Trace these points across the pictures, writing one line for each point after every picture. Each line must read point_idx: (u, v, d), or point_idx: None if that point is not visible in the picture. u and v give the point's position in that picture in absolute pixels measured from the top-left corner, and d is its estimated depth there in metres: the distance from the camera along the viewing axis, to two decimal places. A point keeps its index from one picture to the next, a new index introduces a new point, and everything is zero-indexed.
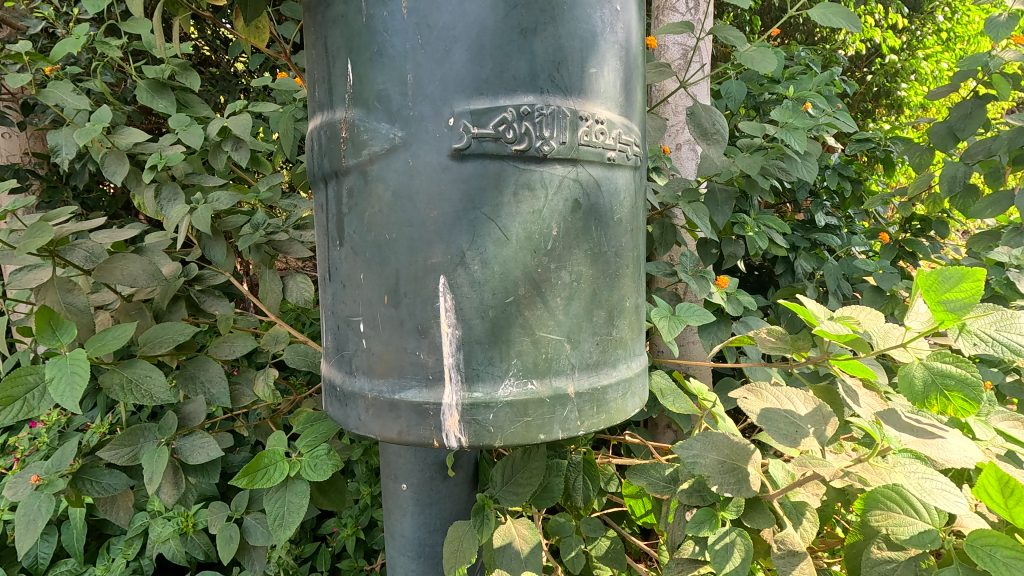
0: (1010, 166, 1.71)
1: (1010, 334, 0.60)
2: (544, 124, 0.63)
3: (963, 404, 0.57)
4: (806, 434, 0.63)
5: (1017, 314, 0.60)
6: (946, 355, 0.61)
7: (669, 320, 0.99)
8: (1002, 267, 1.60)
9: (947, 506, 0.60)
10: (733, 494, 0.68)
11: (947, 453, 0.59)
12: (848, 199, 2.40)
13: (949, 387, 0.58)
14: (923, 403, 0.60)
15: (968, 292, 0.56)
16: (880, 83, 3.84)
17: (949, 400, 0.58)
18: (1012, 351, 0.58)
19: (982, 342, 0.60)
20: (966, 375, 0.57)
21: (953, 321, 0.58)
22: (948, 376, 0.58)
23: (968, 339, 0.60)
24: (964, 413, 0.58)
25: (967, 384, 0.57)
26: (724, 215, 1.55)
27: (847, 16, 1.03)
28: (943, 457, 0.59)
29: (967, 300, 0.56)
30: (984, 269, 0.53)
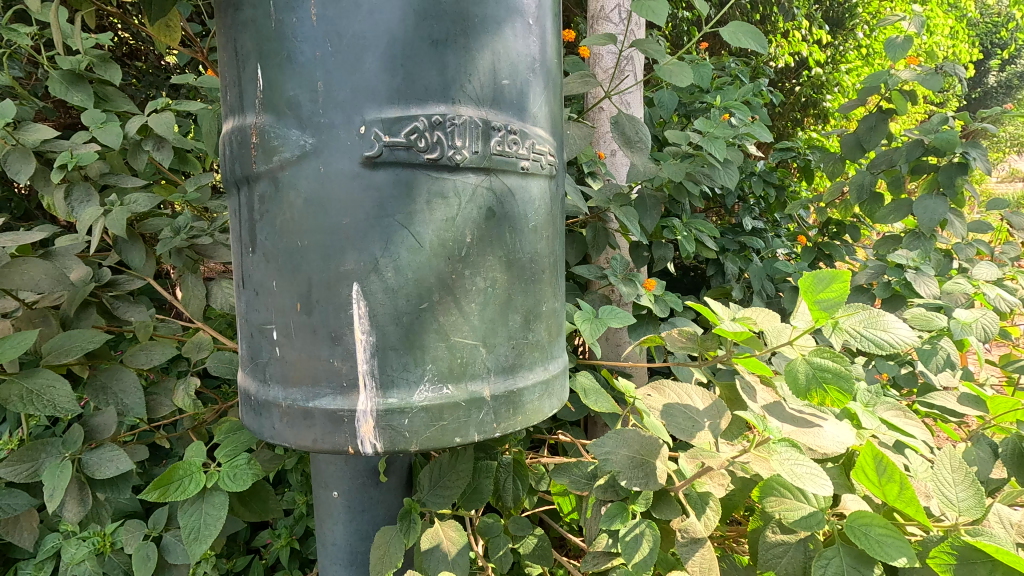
0: (909, 175, 1.86)
1: (876, 330, 0.65)
2: (456, 134, 0.64)
3: (839, 395, 0.63)
4: (701, 427, 0.68)
5: (881, 312, 0.66)
6: (824, 350, 0.66)
7: (591, 323, 1.02)
8: (902, 269, 1.75)
9: (816, 490, 0.60)
10: (641, 487, 0.71)
11: (822, 439, 0.66)
12: (774, 204, 2.54)
13: (827, 380, 0.63)
14: (805, 396, 0.65)
15: (838, 292, 0.62)
16: (807, 94, 4.08)
17: (827, 392, 0.63)
18: (876, 346, 0.64)
19: (852, 337, 0.66)
20: (841, 368, 0.63)
21: (826, 319, 0.63)
22: (826, 370, 0.64)
23: (840, 335, 0.65)
24: (840, 404, 0.64)
25: (842, 377, 0.62)
26: (653, 219, 1.61)
27: (755, 36, 1.09)
28: (821, 445, 0.66)
29: (837, 299, 0.62)
30: (850, 271, 0.59)
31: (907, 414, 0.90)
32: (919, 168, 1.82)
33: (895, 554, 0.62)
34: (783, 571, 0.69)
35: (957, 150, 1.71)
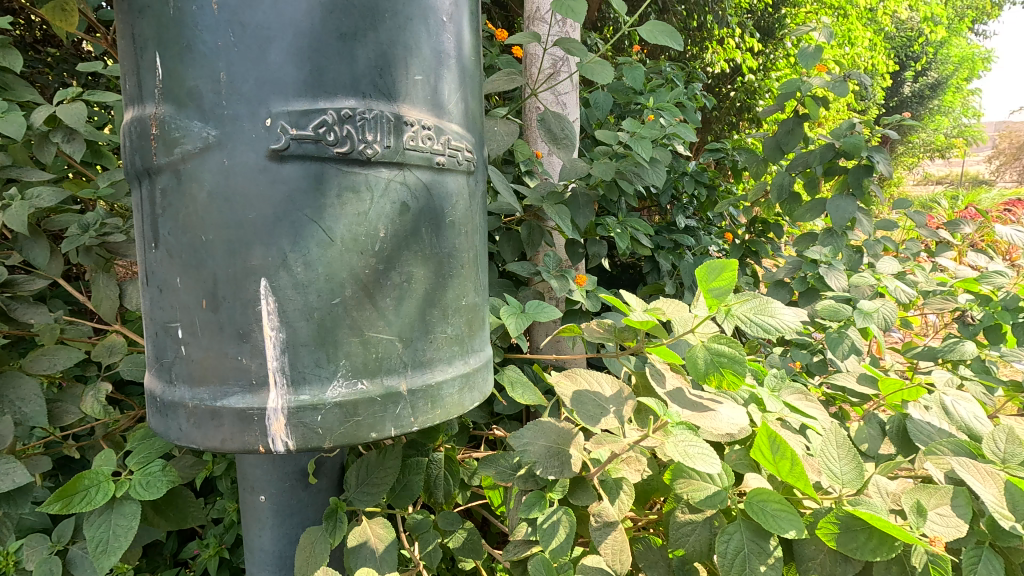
0: (823, 176, 1.99)
1: (764, 316, 0.71)
2: (366, 128, 0.64)
3: (733, 379, 0.67)
4: (608, 414, 0.73)
5: (769, 300, 0.72)
6: (719, 336, 0.71)
7: (516, 317, 1.04)
8: (816, 264, 1.87)
9: (703, 469, 0.65)
10: (555, 476, 0.74)
11: (717, 421, 0.70)
12: (705, 204, 2.65)
13: (724, 364, 0.68)
14: (705, 380, 0.69)
15: (727, 280, 0.68)
16: (741, 99, 4.28)
17: (723, 375, 0.68)
18: (763, 330, 0.69)
19: (743, 323, 0.71)
20: (736, 352, 0.68)
21: (718, 306, 0.69)
22: (723, 354, 0.68)
23: (732, 321, 0.71)
24: (736, 387, 0.69)
25: (737, 360, 0.67)
26: (585, 217, 1.65)
27: (671, 34, 1.15)
28: (716, 426, 0.69)
29: (727, 286, 0.68)
30: (735, 260, 0.65)
31: (808, 399, 0.96)
32: (831, 170, 1.95)
33: (787, 527, 0.66)
34: (691, 549, 0.73)
35: (862, 153, 1.84)
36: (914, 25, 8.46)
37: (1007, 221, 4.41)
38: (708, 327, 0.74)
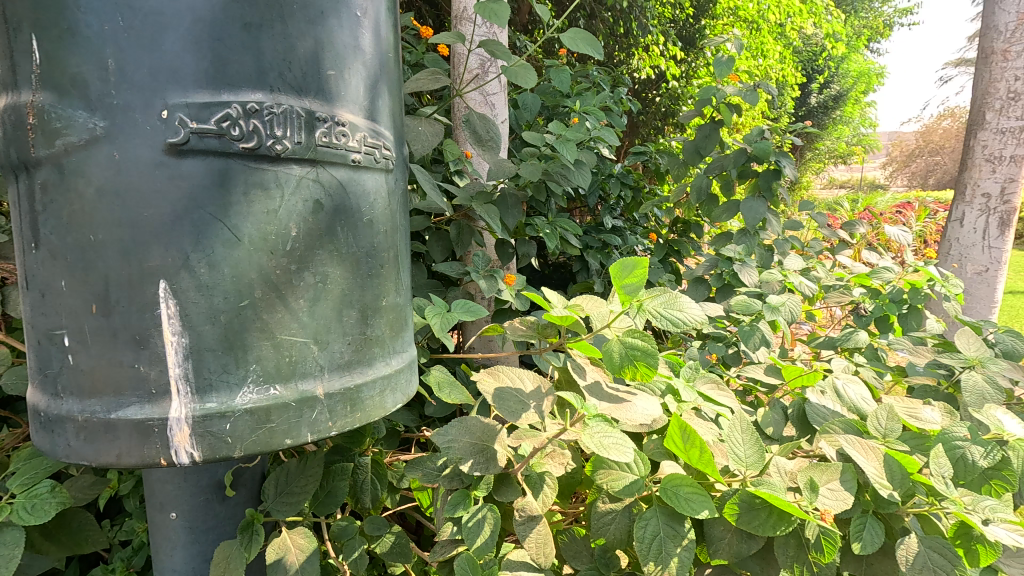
0: (736, 179, 2.12)
1: (673, 310, 0.76)
2: (275, 123, 0.61)
3: (646, 370, 0.71)
4: (529, 409, 0.75)
5: (678, 293, 0.77)
6: (632, 331, 0.76)
7: (441, 317, 1.04)
8: (730, 262, 1.98)
9: (618, 457, 0.68)
10: (481, 472, 0.74)
11: (631, 411, 0.74)
12: (631, 204, 2.75)
13: (638, 357, 0.72)
14: (620, 373, 0.73)
15: (637, 277, 0.74)
16: (666, 104, 4.47)
17: (636, 367, 0.72)
18: (672, 323, 0.74)
19: (654, 317, 0.76)
20: (648, 346, 0.72)
21: (631, 301, 0.75)
22: (637, 348, 0.72)
23: (644, 316, 0.75)
24: (648, 379, 0.73)
25: (649, 353, 0.71)
26: (514, 217, 1.66)
27: (591, 42, 1.21)
28: (630, 416, 0.74)
29: (638, 283, 0.74)
30: (646, 259, 0.70)
31: (720, 387, 1.01)
32: (744, 173, 2.08)
33: (699, 510, 0.70)
34: (611, 538, 0.75)
35: (770, 157, 1.98)
36: (819, 41, 9.16)
37: (897, 221, 4.87)
38: (624, 322, 0.77)
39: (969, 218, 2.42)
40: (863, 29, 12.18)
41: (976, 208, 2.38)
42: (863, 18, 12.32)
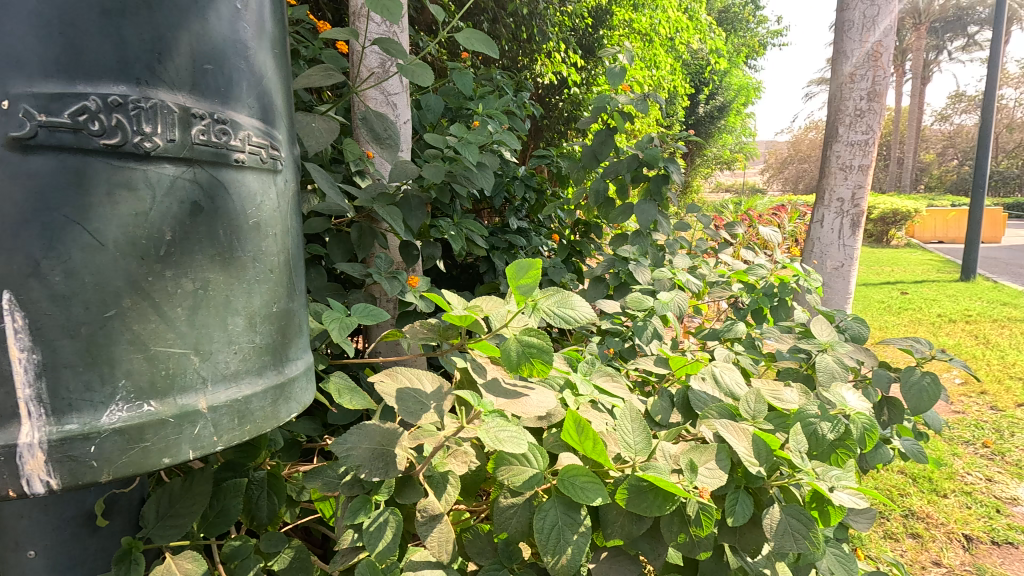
0: (630, 183, 2.24)
1: (565, 308, 0.84)
2: (143, 118, 0.56)
3: (540, 367, 0.75)
4: (428, 408, 0.77)
5: (569, 294, 0.85)
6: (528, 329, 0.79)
7: (340, 323, 1.01)
8: (625, 261, 2.10)
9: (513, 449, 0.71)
10: (381, 477, 0.73)
11: (527, 406, 0.79)
12: (536, 206, 2.82)
13: (534, 355, 0.75)
14: (517, 371, 0.76)
15: (531, 277, 0.78)
16: (568, 109, 4.63)
17: (532, 365, 0.75)
18: (564, 321, 0.82)
19: (548, 315, 0.83)
20: (543, 343, 0.76)
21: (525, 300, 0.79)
22: (533, 346, 0.75)
23: (539, 315, 0.81)
24: (544, 375, 0.76)
25: (544, 350, 0.75)
26: (418, 219, 1.64)
27: (485, 41, 1.25)
28: (525, 409, 0.78)
29: (532, 283, 0.79)
30: (540, 260, 0.75)
31: (613, 379, 1.09)
32: (637, 177, 2.21)
33: (593, 496, 0.74)
34: (513, 531, 0.77)
35: (660, 163, 2.12)
36: (703, 55, 9.93)
37: (772, 222, 5.40)
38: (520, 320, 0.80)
39: (827, 220, 2.73)
40: (742, 47, 13.35)
41: (832, 212, 2.70)
42: (742, 36, 13.51)
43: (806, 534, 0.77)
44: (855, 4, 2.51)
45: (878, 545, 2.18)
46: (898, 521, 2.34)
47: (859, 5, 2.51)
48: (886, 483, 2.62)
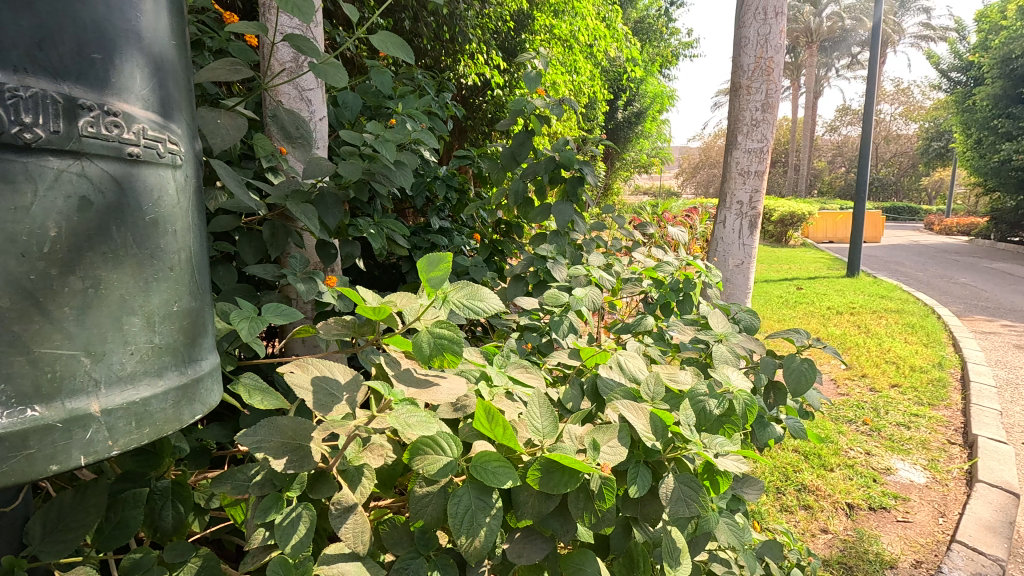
0: (548, 184, 2.32)
1: (474, 302, 0.91)
2: (21, 108, 0.53)
3: (451, 357, 0.82)
4: (339, 401, 0.80)
5: (477, 288, 0.92)
6: (439, 322, 0.86)
7: (249, 322, 0.99)
8: (544, 259, 2.17)
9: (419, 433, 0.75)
10: (294, 469, 0.74)
11: (437, 395, 0.84)
12: (458, 206, 2.84)
13: (445, 346, 0.82)
14: (429, 362, 0.82)
15: (441, 270, 0.84)
16: (492, 111, 4.68)
17: (443, 356, 0.82)
18: (473, 313, 0.89)
19: (457, 308, 0.89)
20: (454, 335, 0.83)
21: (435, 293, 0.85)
22: (444, 338, 0.83)
23: (449, 307, 0.87)
24: (453, 365, 0.84)
25: (455, 342, 0.82)
26: (334, 217, 1.57)
27: (400, 45, 1.27)
28: (435, 397, 0.83)
29: (442, 275, 0.84)
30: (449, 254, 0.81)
31: (527, 370, 1.14)
32: (555, 178, 2.29)
33: (505, 479, 0.78)
34: (428, 518, 0.79)
35: (575, 166, 2.21)
36: (621, 63, 10.35)
37: (684, 223, 5.74)
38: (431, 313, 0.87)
39: (729, 221, 2.95)
40: (657, 56, 14.04)
41: (733, 214, 2.92)
42: (657, 46, 14.20)
43: (696, 499, 0.86)
44: (750, 23, 2.74)
45: (774, 516, 2.39)
46: (792, 494, 2.58)
47: (754, 24, 2.73)
48: (782, 460, 2.87)
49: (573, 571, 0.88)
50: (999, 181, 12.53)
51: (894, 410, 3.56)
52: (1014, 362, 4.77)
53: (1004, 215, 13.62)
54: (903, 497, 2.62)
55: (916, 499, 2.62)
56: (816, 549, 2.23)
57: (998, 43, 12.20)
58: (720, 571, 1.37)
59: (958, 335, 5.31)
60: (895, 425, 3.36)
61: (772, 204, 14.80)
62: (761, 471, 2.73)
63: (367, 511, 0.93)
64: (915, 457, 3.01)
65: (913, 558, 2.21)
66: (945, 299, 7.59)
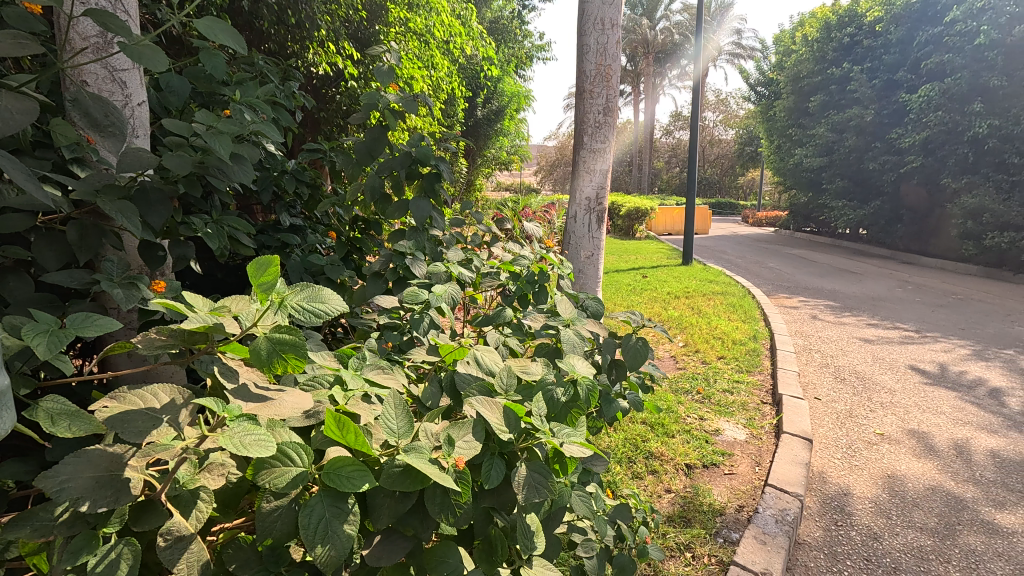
0: (406, 180, 2.29)
1: (314, 302, 0.90)
2: None
3: (295, 361, 0.84)
4: (162, 424, 0.76)
5: (318, 289, 0.92)
6: (278, 327, 0.87)
7: (48, 337, 0.86)
8: (403, 256, 2.16)
9: (255, 455, 0.71)
10: (109, 506, 0.67)
11: (281, 408, 0.83)
12: (310, 201, 2.69)
13: (286, 351, 0.83)
14: (269, 368, 0.82)
15: (270, 275, 0.87)
16: (345, 102, 4.48)
17: (285, 360, 0.83)
18: (315, 314, 0.88)
19: (297, 311, 0.88)
20: (294, 339, 0.84)
21: (268, 299, 0.88)
22: (284, 343, 0.84)
23: (287, 311, 0.87)
24: (296, 368, 0.85)
25: (296, 346, 0.84)
26: (160, 216, 1.39)
27: (231, 33, 1.20)
28: (278, 411, 0.83)
29: (272, 280, 0.88)
30: (278, 258, 0.85)
31: (384, 372, 1.13)
32: (412, 175, 2.28)
33: (360, 483, 0.76)
34: (278, 535, 0.75)
35: (431, 162, 2.23)
36: (477, 62, 10.47)
37: (542, 218, 6.02)
38: (269, 318, 0.87)
39: (580, 215, 3.16)
40: (512, 57, 14.43)
41: (582, 209, 3.13)
42: (512, 47, 14.55)
43: (546, 482, 0.96)
44: (590, 32, 2.96)
45: (627, 484, 2.63)
46: (641, 462, 2.86)
47: (593, 33, 2.96)
48: (632, 433, 3.16)
49: (435, 564, 0.88)
50: (794, 180, 14.94)
51: (721, 378, 4.11)
52: (808, 331, 5.76)
53: (797, 209, 16.32)
54: (729, 453, 3.04)
55: (738, 454, 3.05)
56: (662, 507, 2.51)
57: (790, 64, 14.51)
58: (577, 539, 1.49)
59: (767, 311, 6.27)
60: (722, 392, 3.88)
61: (621, 201, 16.04)
62: (615, 445, 2.99)
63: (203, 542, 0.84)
64: (737, 417, 3.50)
65: (736, 504, 2.58)
66: (758, 281, 8.88)
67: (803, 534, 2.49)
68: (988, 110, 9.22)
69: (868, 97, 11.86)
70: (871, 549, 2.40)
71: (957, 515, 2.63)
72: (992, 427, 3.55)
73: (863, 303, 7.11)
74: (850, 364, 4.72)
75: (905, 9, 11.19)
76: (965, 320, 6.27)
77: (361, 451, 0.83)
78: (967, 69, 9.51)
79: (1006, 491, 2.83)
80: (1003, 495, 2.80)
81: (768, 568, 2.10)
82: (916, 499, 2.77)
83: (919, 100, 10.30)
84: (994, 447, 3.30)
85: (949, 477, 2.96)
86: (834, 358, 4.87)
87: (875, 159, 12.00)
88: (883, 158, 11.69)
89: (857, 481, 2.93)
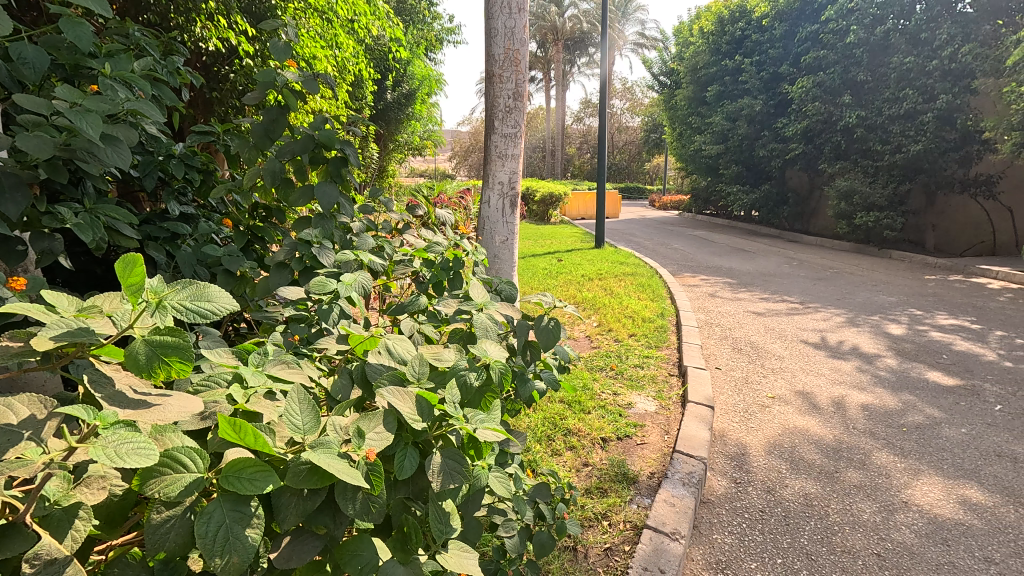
0: (309, 164, 2.17)
1: (199, 301, 0.83)
2: None
3: (179, 364, 0.78)
4: (20, 440, 0.67)
5: (203, 287, 0.85)
6: (158, 329, 0.80)
7: None
8: (308, 244, 2.04)
9: (137, 464, 0.66)
10: None
11: (164, 414, 0.77)
12: (202, 187, 2.49)
13: (168, 354, 0.77)
14: (150, 373, 0.76)
15: (138, 276, 0.81)
16: (241, 82, 4.17)
17: (169, 364, 0.77)
18: (199, 314, 0.82)
19: (179, 311, 0.81)
20: (177, 342, 0.78)
21: (141, 300, 0.81)
22: (166, 346, 0.77)
23: (168, 312, 0.79)
24: (181, 372, 0.79)
25: (178, 348, 0.77)
26: (15, 205, 1.22)
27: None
28: (162, 415, 0.76)
29: (141, 282, 0.81)
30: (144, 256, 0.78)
31: (287, 365, 1.07)
32: (316, 159, 2.16)
33: (263, 485, 0.72)
34: (171, 547, 0.69)
35: (336, 145, 2.13)
36: (386, 44, 10.08)
37: (457, 205, 5.98)
38: (147, 320, 0.79)
39: (494, 201, 3.15)
40: (422, 40, 14.09)
41: (495, 194, 3.12)
42: (422, 29, 14.15)
43: (460, 468, 0.97)
44: (497, 15, 2.95)
45: (547, 461, 2.71)
46: (560, 439, 2.95)
47: (501, 16, 2.95)
48: (551, 411, 3.26)
49: (349, 558, 0.85)
50: (695, 166, 15.87)
51: (632, 354, 4.32)
52: (709, 306, 6.19)
53: (698, 192, 17.36)
54: (641, 424, 3.21)
55: (649, 424, 3.23)
56: (580, 481, 2.61)
57: (688, 55, 15.33)
58: (498, 520, 1.51)
59: (672, 290, 6.65)
60: (633, 367, 4.09)
61: (535, 186, 16.25)
62: (535, 425, 3.06)
63: (84, 564, 0.76)
64: (648, 390, 3.69)
65: (648, 471, 2.73)
66: (665, 262, 9.38)
67: (708, 492, 2.69)
68: (856, 102, 10.29)
69: (756, 88, 12.81)
70: (766, 501, 2.63)
71: (835, 463, 2.95)
72: (862, 384, 4.01)
73: (755, 278, 7.73)
74: (746, 336, 5.12)
75: (787, 6, 12.13)
76: (839, 291, 7.01)
77: (264, 451, 0.78)
78: (839, 64, 10.52)
79: (875, 438, 3.21)
80: (871, 442, 3.18)
81: (677, 529, 2.24)
82: (803, 452, 3.07)
83: (800, 92, 11.31)
84: (864, 401, 3.73)
85: (828, 430, 3.32)
86: (732, 330, 5.27)
87: (764, 146, 13.03)
88: (771, 145, 12.71)
89: (752, 441, 3.20)
